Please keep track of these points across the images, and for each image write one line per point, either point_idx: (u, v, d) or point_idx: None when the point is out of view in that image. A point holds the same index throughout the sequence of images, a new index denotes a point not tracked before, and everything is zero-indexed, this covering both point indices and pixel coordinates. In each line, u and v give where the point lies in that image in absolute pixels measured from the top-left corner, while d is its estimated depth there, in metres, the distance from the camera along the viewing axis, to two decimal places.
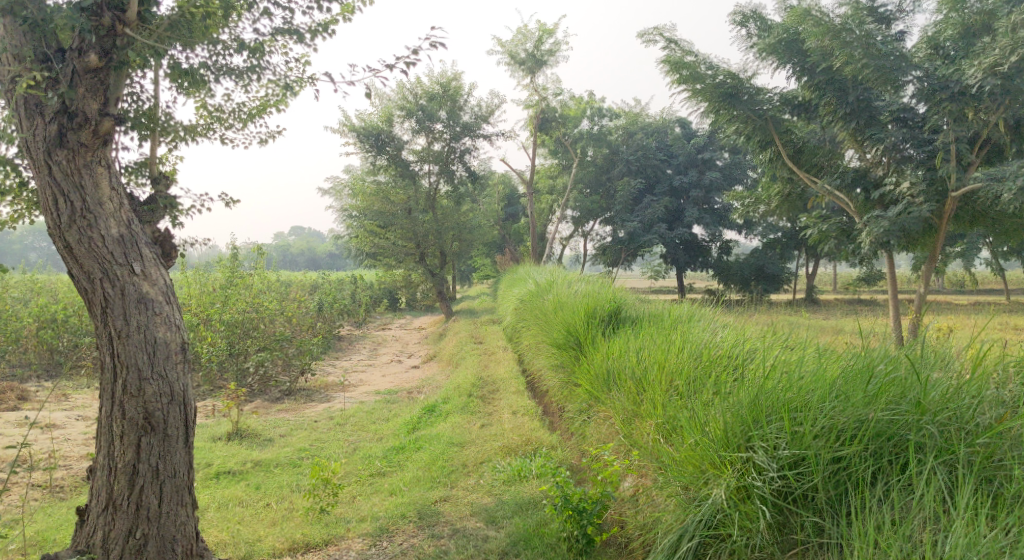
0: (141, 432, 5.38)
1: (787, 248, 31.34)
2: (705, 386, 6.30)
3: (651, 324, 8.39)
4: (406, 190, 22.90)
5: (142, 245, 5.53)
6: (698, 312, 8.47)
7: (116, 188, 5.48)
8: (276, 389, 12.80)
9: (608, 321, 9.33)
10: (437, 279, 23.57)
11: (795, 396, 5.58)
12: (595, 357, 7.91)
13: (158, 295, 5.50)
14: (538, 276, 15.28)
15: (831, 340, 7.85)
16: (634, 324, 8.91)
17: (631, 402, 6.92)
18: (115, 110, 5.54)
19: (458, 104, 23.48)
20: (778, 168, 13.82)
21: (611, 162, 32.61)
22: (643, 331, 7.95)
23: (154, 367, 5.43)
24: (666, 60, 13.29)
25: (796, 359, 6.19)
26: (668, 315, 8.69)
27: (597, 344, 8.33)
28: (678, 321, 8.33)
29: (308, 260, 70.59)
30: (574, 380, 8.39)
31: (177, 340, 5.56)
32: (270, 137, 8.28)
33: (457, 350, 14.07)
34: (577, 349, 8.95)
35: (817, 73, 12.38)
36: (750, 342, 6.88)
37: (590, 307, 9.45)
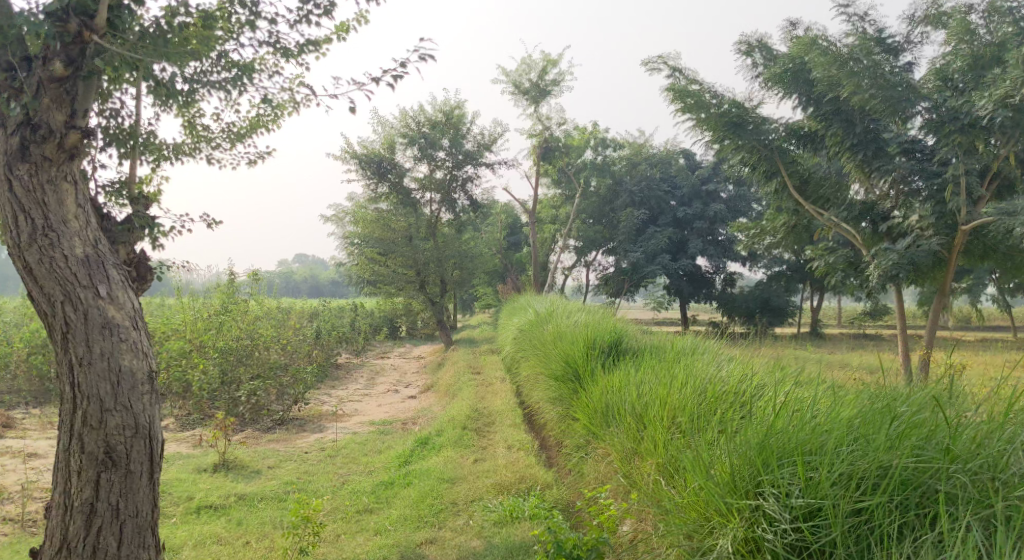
0: (101, 467, 5.24)
1: (792, 281, 31.08)
2: (711, 424, 6.00)
3: (653, 357, 8.10)
4: (408, 218, 22.73)
5: (108, 267, 5.40)
6: (704, 344, 8.19)
7: (81, 205, 5.39)
8: (268, 419, 12.49)
9: (609, 352, 9.03)
10: (437, 308, 23.30)
11: (809, 438, 5.27)
12: (595, 389, 7.62)
13: (124, 320, 5.36)
14: (539, 306, 15.02)
15: (842, 377, 7.53)
16: (635, 356, 8.62)
17: (631, 439, 6.62)
18: (83, 123, 5.43)
19: (461, 132, 23.40)
20: (784, 199, 13.61)
21: (615, 193, 32.49)
22: (645, 364, 7.65)
23: (118, 399, 5.28)
24: (670, 88, 13.13)
25: (809, 397, 5.89)
26: (672, 347, 8.41)
27: (597, 377, 8.03)
28: (682, 353, 8.04)
29: (310, 288, 70.46)
30: (572, 413, 8.09)
31: (143, 369, 5.41)
32: (261, 159, 8.08)
33: (454, 381, 13.76)
34: (576, 381, 8.66)
35: (823, 104, 12.22)
36: (758, 378, 6.57)
37: (589, 338, 9.15)
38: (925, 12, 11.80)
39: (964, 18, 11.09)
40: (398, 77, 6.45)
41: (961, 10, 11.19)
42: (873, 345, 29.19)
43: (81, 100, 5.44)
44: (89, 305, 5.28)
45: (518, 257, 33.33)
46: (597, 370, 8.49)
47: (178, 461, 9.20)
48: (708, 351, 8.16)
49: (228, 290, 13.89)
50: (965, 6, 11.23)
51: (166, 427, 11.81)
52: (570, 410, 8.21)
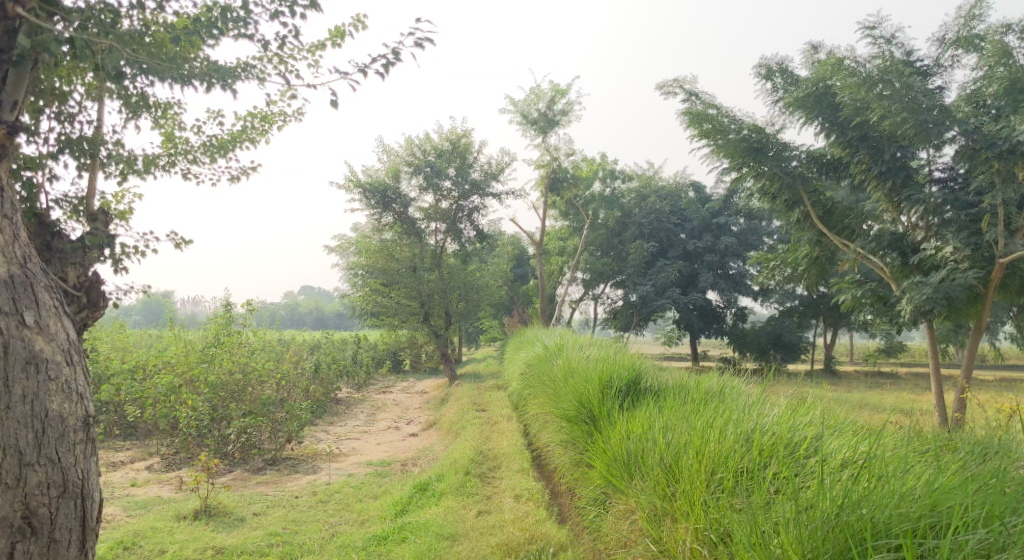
0: (17, 536, 4.88)
1: (806, 317, 30.29)
2: (769, 484, 5.39)
3: (681, 396, 7.43)
4: (412, 248, 22.17)
5: (39, 293, 5.20)
6: (735, 380, 7.56)
7: (7, 218, 5.22)
8: (259, 459, 11.75)
9: (626, 392, 8.33)
10: (441, 341, 22.61)
11: (911, 515, 4.70)
12: (619, 433, 6.91)
13: (54, 354, 5.14)
14: (547, 339, 14.36)
15: (882, 424, 6.99)
16: (656, 396, 7.94)
17: (661, 496, 5.98)
18: (11, 115, 5.36)
19: (467, 161, 22.92)
20: (807, 230, 12.95)
21: (623, 226, 31.94)
22: (677, 405, 6.97)
23: (41, 451, 5.00)
24: (686, 113, 12.58)
25: (885, 455, 5.31)
26: (700, 385, 7.75)
27: (616, 416, 7.34)
28: (712, 394, 7.40)
29: (315, 318, 70.05)
30: (589, 457, 7.39)
31: (74, 414, 5.18)
32: (245, 175, 7.74)
33: (458, 418, 13.03)
34: (590, 423, 7.97)
35: (849, 130, 11.66)
36: (812, 426, 5.96)
37: (604, 375, 8.43)
38: (957, 35, 11.24)
39: (1000, 40, 10.52)
40: (386, 64, 6.10)
41: (996, 31, 10.63)
42: (890, 384, 28.28)
43: (12, 89, 5.35)
44: (14, 335, 5.02)
45: (525, 290, 32.67)
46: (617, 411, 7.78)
47: (156, 506, 8.49)
48: (738, 391, 7.53)
49: (224, 319, 13.26)
50: (1001, 28, 10.67)
51: (150, 468, 11.08)
52: (587, 454, 7.50)
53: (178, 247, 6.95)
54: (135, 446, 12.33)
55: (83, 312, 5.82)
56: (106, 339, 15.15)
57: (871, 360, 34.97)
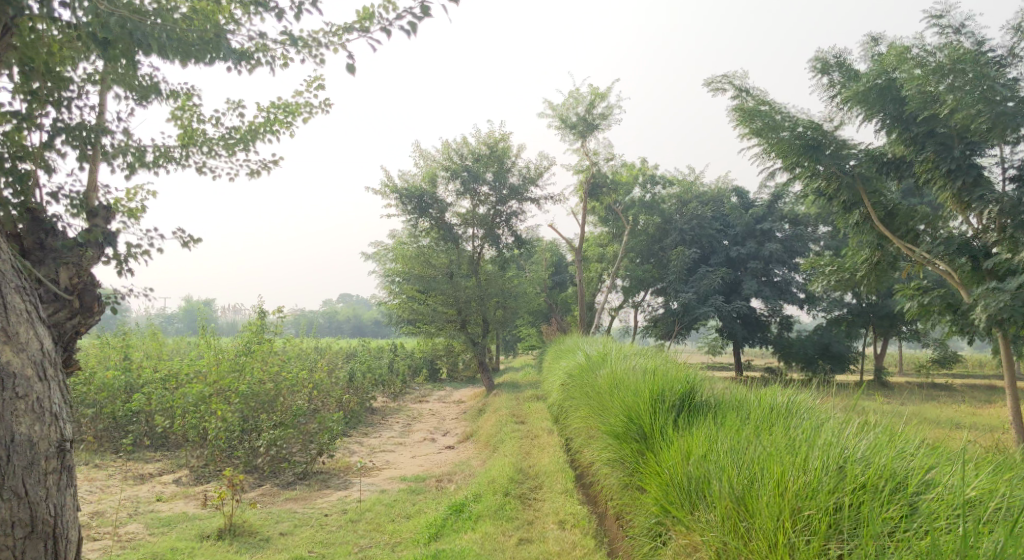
0: None
1: (855, 325, 28.83)
2: (876, 531, 5.07)
3: (746, 411, 7.01)
4: (449, 254, 21.72)
5: (10, 308, 5.09)
6: (798, 392, 7.20)
7: None
8: (290, 472, 11.33)
9: (680, 407, 7.70)
10: (478, 350, 22.09)
11: None
12: (685, 457, 6.49)
13: (27, 372, 5.04)
14: (589, 348, 13.77)
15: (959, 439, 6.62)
16: (714, 412, 7.37)
17: (742, 536, 5.65)
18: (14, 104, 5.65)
19: (505, 166, 22.45)
20: (867, 233, 12.20)
21: (664, 232, 31.18)
22: (746, 425, 6.55)
23: (9, 479, 4.89)
24: (737, 109, 11.94)
25: (1002, 499, 5.01)
26: (760, 396, 7.34)
27: (675, 436, 6.88)
28: (776, 408, 6.97)
29: (352, 327, 70.37)
30: (645, 480, 6.96)
31: (51, 437, 5.09)
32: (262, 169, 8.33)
33: (496, 431, 12.48)
34: (642, 442, 7.41)
35: (914, 125, 10.95)
36: (906, 454, 5.58)
37: (654, 387, 7.87)
38: None
39: None
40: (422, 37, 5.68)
41: None
42: (945, 396, 27.10)
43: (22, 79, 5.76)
44: None
45: (563, 297, 32.05)
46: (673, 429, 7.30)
47: (181, 523, 8.10)
48: (804, 405, 7.04)
49: (256, 326, 12.82)
50: None
51: (177, 481, 10.73)
52: (642, 476, 7.05)
53: (183, 245, 7.21)
54: (164, 457, 12.02)
55: (79, 313, 6.07)
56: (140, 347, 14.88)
57: (924, 372, 33.67)
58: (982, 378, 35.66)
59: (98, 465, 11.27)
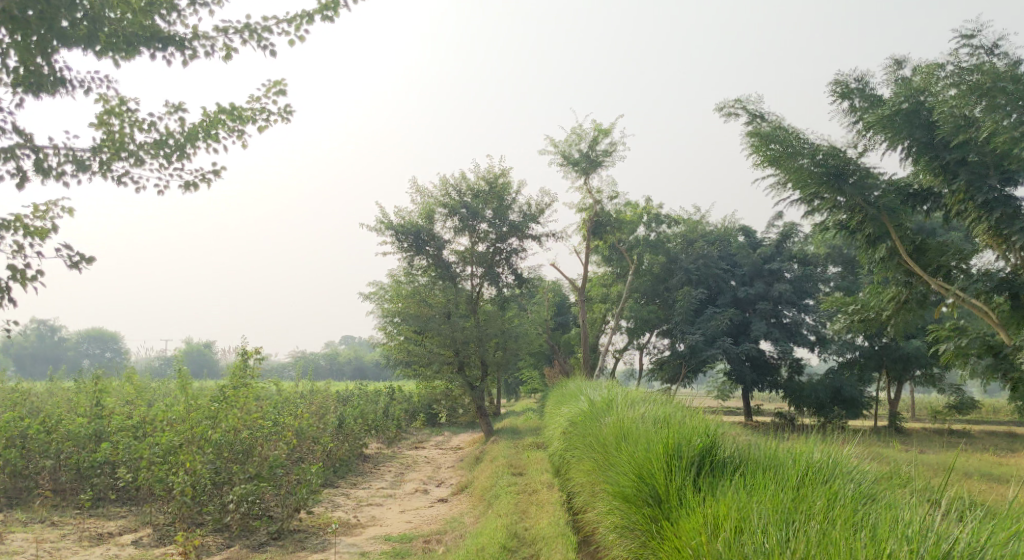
0: None
1: (867, 369, 28.04)
2: None
3: (783, 471, 6.53)
4: (447, 293, 20.83)
5: None
6: (835, 447, 6.78)
7: None
8: (264, 532, 10.37)
9: (699, 464, 7.20)
10: (477, 394, 21.08)
11: None
12: (723, 534, 5.98)
13: None
14: (592, 392, 12.83)
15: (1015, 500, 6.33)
16: (742, 472, 6.88)
17: None
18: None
19: (505, 203, 21.67)
20: (892, 269, 11.36)
21: (670, 272, 30.32)
22: (791, 497, 6.05)
23: None
24: (752, 134, 11.23)
25: None
26: (793, 451, 6.89)
27: (705, 506, 6.36)
28: (820, 470, 6.49)
29: (354, 369, 69.39)
30: (671, 553, 6.41)
31: None
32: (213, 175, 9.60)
33: (491, 483, 11.49)
34: (660, 508, 6.94)
35: (946, 152, 10.33)
36: (1011, 547, 5.16)
37: (670, 442, 7.32)
38: None
39: None
40: None
41: None
42: (965, 444, 26.03)
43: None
44: None
45: (567, 339, 31.00)
46: (695, 493, 6.78)
47: None
48: (848, 464, 6.59)
49: (238, 370, 11.39)
50: None
51: (138, 542, 9.78)
52: (666, 548, 6.52)
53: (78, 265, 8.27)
54: (129, 513, 11.03)
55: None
56: (113, 392, 13.84)
57: (941, 417, 32.45)
58: (1000, 425, 34.38)
59: (54, 524, 10.30)
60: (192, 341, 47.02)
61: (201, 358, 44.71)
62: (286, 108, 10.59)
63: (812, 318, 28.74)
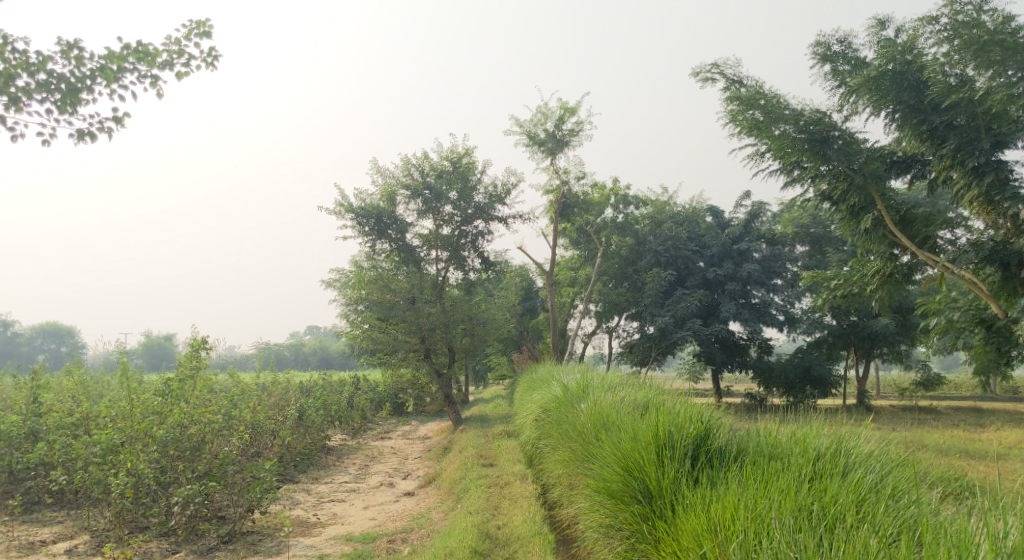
0: None
1: (835, 347, 27.62)
2: None
3: (791, 461, 6.48)
4: (411, 278, 20.09)
5: None
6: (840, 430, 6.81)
7: None
8: (213, 535, 9.62)
9: (693, 455, 7.13)
10: (444, 381, 20.38)
11: None
12: (739, 538, 5.90)
13: None
14: (566, 376, 12.20)
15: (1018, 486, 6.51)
16: (741, 463, 6.83)
17: None
18: None
19: (470, 183, 20.93)
20: (877, 241, 11.07)
21: (638, 254, 29.83)
22: (809, 497, 6.03)
23: None
24: (734, 96, 10.83)
25: None
26: (796, 437, 6.87)
27: (712, 505, 6.23)
28: (833, 462, 6.48)
29: (319, 360, 68.19)
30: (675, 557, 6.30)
31: None
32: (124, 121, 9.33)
33: (459, 475, 10.84)
34: (651, 505, 6.87)
35: (933, 116, 10.37)
36: None
37: (659, 432, 7.25)
38: None
39: None
40: None
41: None
42: (935, 420, 25.99)
43: None
44: None
45: (535, 324, 30.34)
46: (692, 487, 6.72)
47: None
48: (858, 452, 6.61)
49: (186, 363, 10.44)
50: None
51: (72, 550, 8.97)
52: (666, 552, 6.41)
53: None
54: (66, 519, 10.15)
55: None
56: (48, 386, 12.86)
57: (908, 394, 32.49)
58: (966, 400, 34.50)
59: None
60: (149, 333, 45.60)
61: (156, 353, 43.18)
62: (212, 48, 10.18)
63: (780, 297, 28.43)
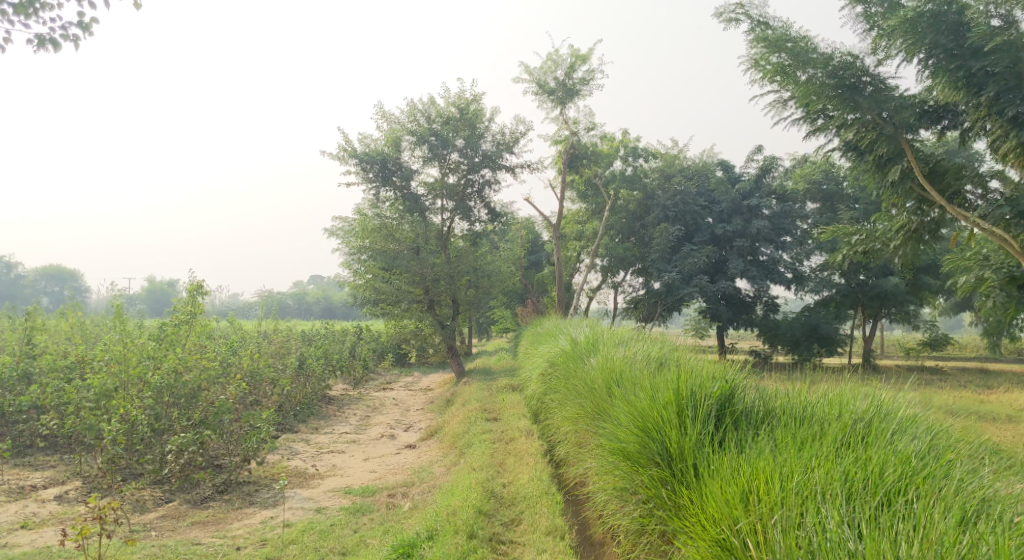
0: None
1: (843, 307, 27.20)
2: None
3: (828, 427, 6.30)
4: (415, 227, 19.66)
5: None
6: (877, 393, 6.63)
7: None
8: (208, 486, 9.35)
9: (717, 416, 6.89)
10: (447, 333, 20.07)
11: None
12: (783, 510, 5.70)
13: None
14: (574, 330, 11.83)
15: None
16: (770, 426, 6.61)
17: None
18: None
19: (477, 131, 20.33)
20: (903, 195, 10.88)
21: (646, 208, 29.28)
22: (850, 466, 5.86)
23: None
24: (760, 38, 10.55)
25: None
26: (830, 401, 6.67)
27: (744, 473, 6.05)
28: (875, 428, 6.29)
29: (323, 310, 68.41)
30: (700, 524, 6.13)
31: None
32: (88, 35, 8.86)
33: (462, 429, 10.53)
34: (673, 467, 6.65)
35: (973, 61, 9.90)
36: None
37: (681, 391, 6.98)
38: None
39: None
40: None
41: None
42: (943, 382, 25.70)
43: None
44: None
45: (540, 277, 29.96)
46: (720, 451, 6.49)
47: None
48: (899, 418, 6.44)
49: (190, 309, 10.15)
50: None
51: (63, 497, 8.70)
52: (693, 518, 6.21)
53: None
54: (58, 464, 9.89)
55: None
56: (42, 327, 12.56)
57: (915, 355, 32.19)
58: (973, 361, 34.22)
59: None
60: (153, 277, 45.41)
61: (159, 299, 43.04)
62: None
63: (789, 255, 27.89)
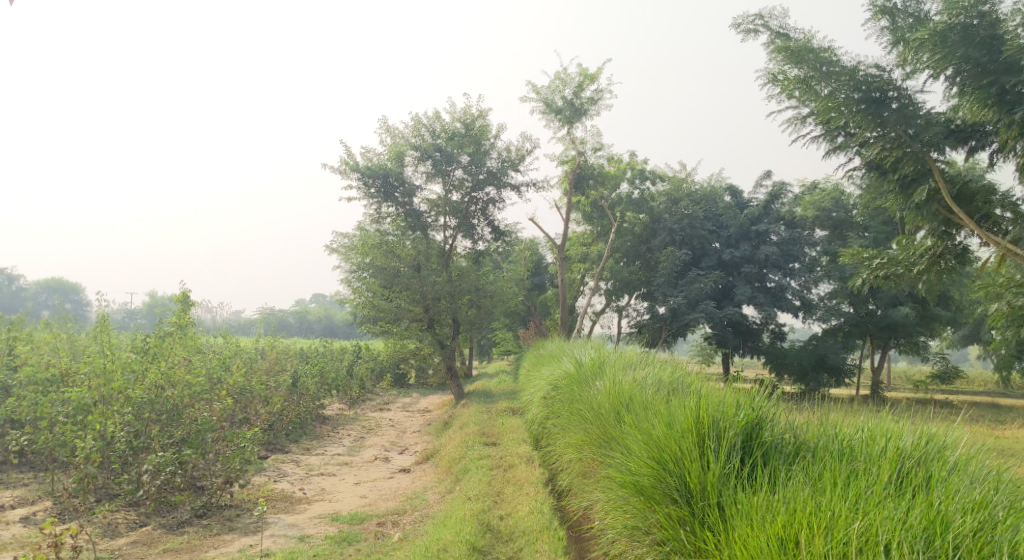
0: None
1: (852, 337, 26.32)
2: None
3: (876, 466, 5.82)
4: (416, 245, 19.20)
5: None
6: (924, 427, 6.16)
7: None
8: (186, 509, 8.80)
9: (745, 450, 6.39)
10: (446, 353, 19.52)
11: None
12: None
13: None
14: (579, 351, 11.30)
15: None
16: (807, 462, 6.12)
17: None
18: None
19: (482, 148, 19.93)
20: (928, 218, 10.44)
21: (653, 232, 28.84)
22: (909, 514, 5.39)
23: None
24: (783, 48, 10.36)
25: None
26: (872, 435, 6.21)
27: (783, 516, 5.56)
28: (930, 468, 5.83)
29: (324, 328, 68.03)
30: None
31: None
32: None
33: (458, 454, 9.98)
34: (694, 505, 6.14)
35: (1005, 78, 9.58)
36: None
37: (703, 420, 6.47)
38: None
39: None
40: None
41: None
42: None
43: None
44: None
45: (543, 299, 29.46)
46: (754, 490, 5.99)
47: None
48: (952, 454, 5.99)
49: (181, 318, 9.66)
50: None
51: (30, 518, 8.17)
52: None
53: None
54: (32, 483, 9.37)
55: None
56: (24, 338, 12.09)
57: (924, 387, 31.50)
58: (983, 395, 33.49)
59: None
60: (154, 293, 45.07)
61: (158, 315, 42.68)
62: None
63: (798, 282, 27.27)
